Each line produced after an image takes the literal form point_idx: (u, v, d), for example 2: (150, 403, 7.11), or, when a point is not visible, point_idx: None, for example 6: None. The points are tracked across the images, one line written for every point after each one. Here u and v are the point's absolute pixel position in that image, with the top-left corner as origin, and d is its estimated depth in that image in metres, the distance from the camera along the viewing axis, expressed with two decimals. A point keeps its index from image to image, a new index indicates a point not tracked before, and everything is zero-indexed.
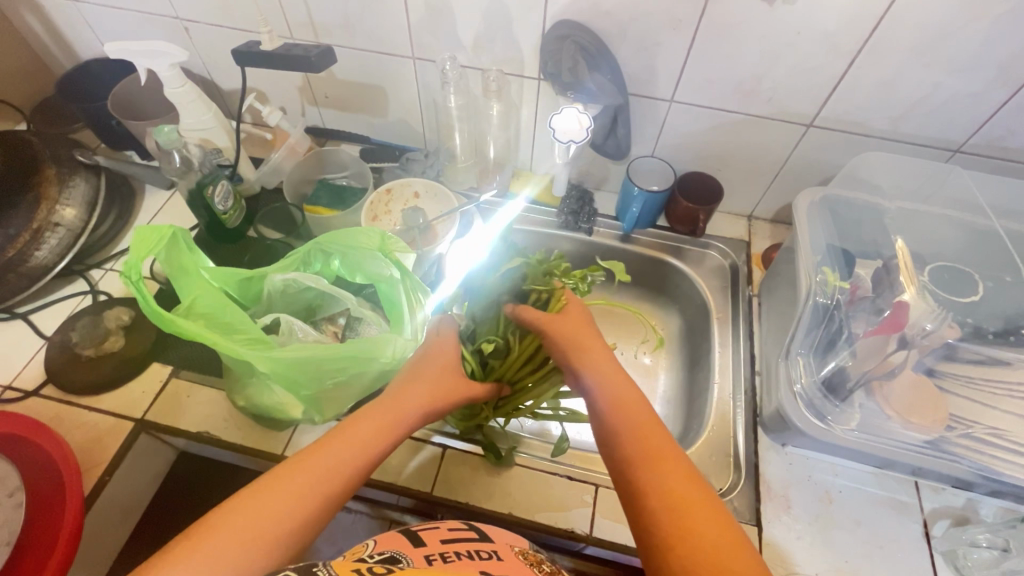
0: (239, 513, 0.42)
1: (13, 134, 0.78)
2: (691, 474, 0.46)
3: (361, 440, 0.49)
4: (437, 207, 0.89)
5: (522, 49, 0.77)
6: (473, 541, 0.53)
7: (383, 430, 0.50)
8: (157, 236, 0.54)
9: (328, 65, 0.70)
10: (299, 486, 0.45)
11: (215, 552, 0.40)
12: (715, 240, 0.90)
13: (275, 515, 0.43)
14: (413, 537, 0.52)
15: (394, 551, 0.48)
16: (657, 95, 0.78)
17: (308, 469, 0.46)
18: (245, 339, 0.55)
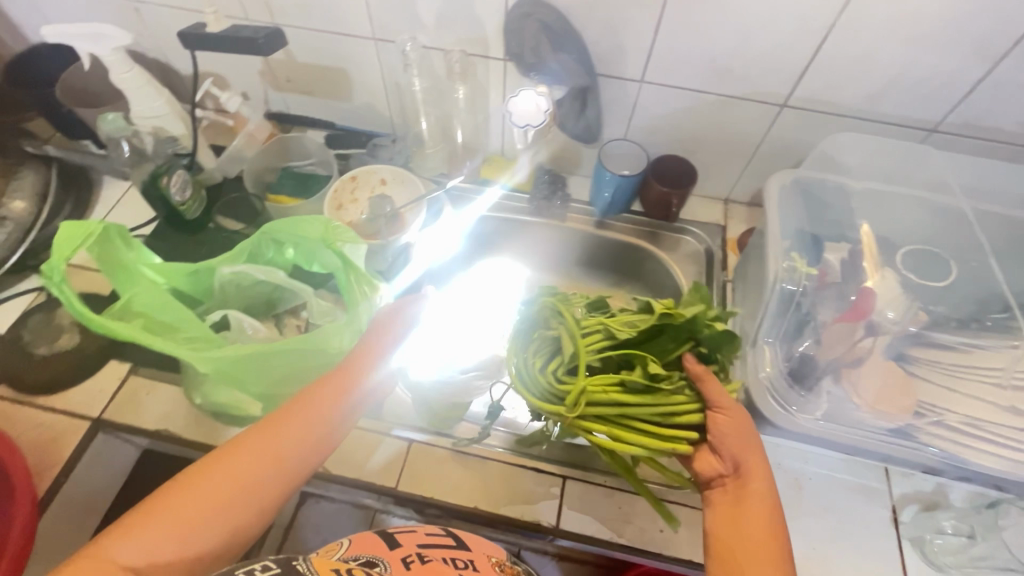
0: (182, 496, 0.43)
1: None
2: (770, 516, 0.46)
3: (308, 425, 0.49)
4: (404, 193, 0.87)
5: (485, 28, 0.74)
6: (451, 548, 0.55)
7: (331, 415, 0.50)
8: (84, 230, 0.51)
9: (279, 47, 0.67)
10: (243, 471, 0.45)
11: (154, 534, 0.41)
12: (691, 225, 0.88)
13: (214, 500, 0.44)
14: (388, 539, 0.54)
15: (370, 555, 0.50)
16: (627, 75, 0.75)
17: (252, 452, 0.46)
18: (189, 338, 0.53)
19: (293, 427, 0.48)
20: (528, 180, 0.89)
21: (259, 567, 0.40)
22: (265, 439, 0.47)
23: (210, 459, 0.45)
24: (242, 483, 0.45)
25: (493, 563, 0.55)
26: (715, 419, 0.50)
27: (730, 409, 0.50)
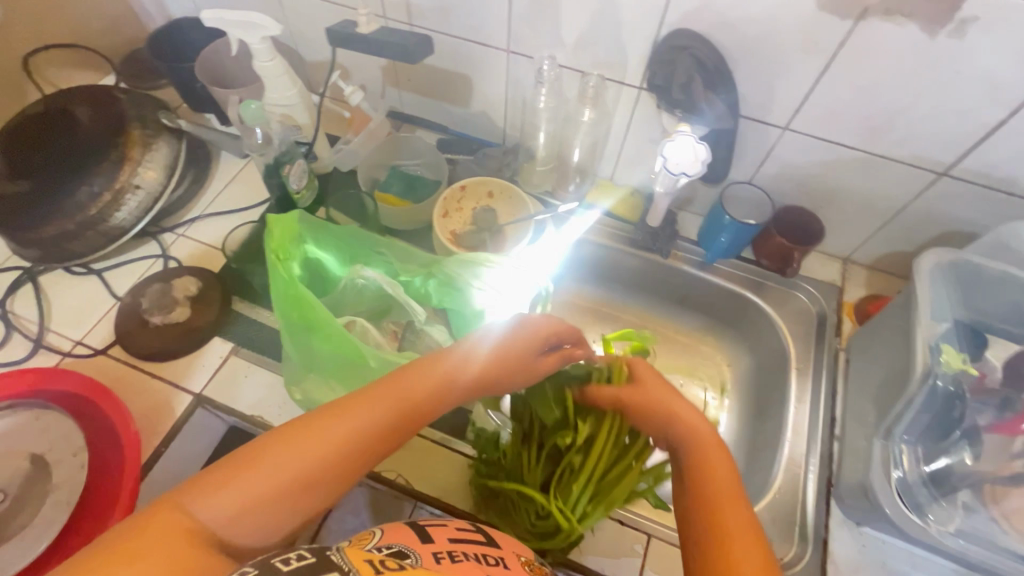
0: (250, 474, 0.40)
1: (105, 92, 0.79)
2: (748, 522, 0.44)
3: (362, 419, 0.45)
4: (510, 210, 0.85)
5: (628, 55, 0.70)
6: (480, 543, 0.50)
7: (374, 422, 0.45)
8: (287, 221, 0.66)
9: (425, 54, 0.66)
10: (310, 464, 0.42)
11: (253, 486, 0.40)
12: (805, 283, 0.83)
13: (291, 477, 0.41)
14: (419, 532, 0.48)
15: (402, 543, 0.44)
16: (770, 120, 0.71)
17: (282, 468, 0.41)
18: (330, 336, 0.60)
19: (353, 423, 0.44)
20: (655, 226, 0.83)
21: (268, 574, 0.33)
22: (342, 426, 0.44)
23: (259, 451, 0.42)
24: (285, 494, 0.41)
25: (523, 562, 0.52)
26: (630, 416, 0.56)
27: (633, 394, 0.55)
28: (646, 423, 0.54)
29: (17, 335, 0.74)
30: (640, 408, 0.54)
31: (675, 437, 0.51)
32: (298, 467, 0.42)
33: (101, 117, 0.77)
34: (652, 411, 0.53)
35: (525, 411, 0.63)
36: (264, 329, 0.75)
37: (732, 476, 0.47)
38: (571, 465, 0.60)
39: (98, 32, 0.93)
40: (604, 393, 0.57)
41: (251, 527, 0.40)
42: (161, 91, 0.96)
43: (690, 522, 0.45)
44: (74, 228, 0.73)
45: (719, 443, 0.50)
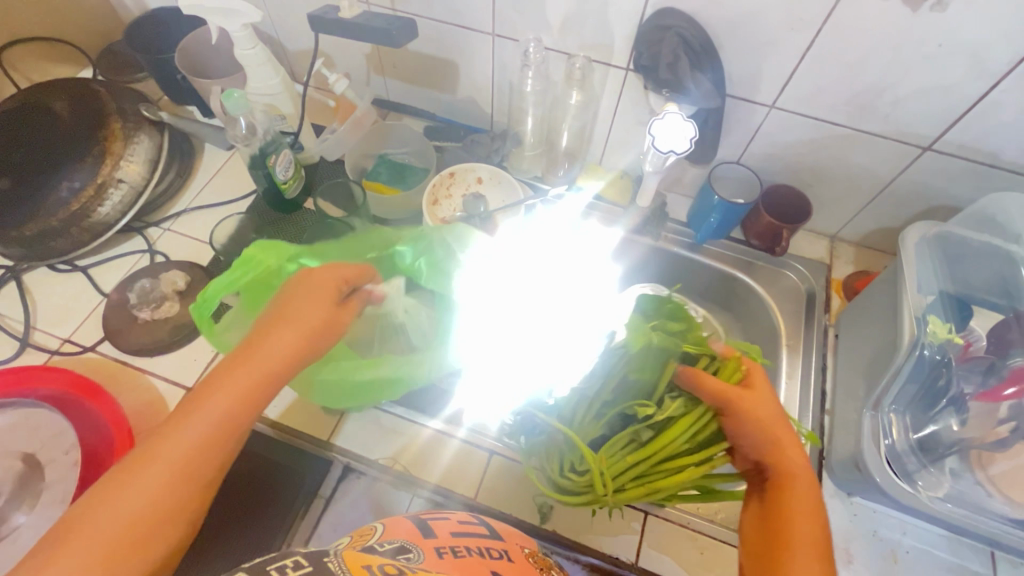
0: (113, 500, 0.40)
1: (83, 85, 0.78)
2: (819, 538, 0.46)
3: (220, 396, 0.44)
4: (500, 196, 0.86)
5: (614, 36, 0.70)
6: (485, 537, 0.52)
7: (236, 394, 0.44)
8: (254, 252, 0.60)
9: (410, 39, 0.65)
10: (179, 455, 0.42)
11: (127, 505, 0.40)
12: (794, 261, 0.84)
13: (157, 477, 0.41)
14: (422, 528, 0.50)
15: (403, 539, 0.46)
16: (757, 98, 0.71)
17: (158, 477, 0.41)
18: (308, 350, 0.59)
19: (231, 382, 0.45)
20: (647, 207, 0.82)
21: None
22: (202, 409, 0.43)
23: (124, 475, 0.41)
24: (168, 497, 0.41)
25: (527, 556, 0.53)
26: (724, 421, 0.53)
27: (733, 402, 0.52)
28: (745, 431, 0.52)
29: (3, 335, 0.73)
30: (740, 424, 0.52)
31: (761, 449, 0.51)
32: (190, 438, 0.42)
33: (80, 111, 0.76)
34: (752, 429, 0.51)
35: (605, 371, 0.59)
36: None
37: (807, 480, 0.49)
38: (642, 438, 0.57)
39: (73, 25, 0.92)
40: (707, 383, 0.53)
41: (188, 477, 0.42)
42: (140, 85, 0.94)
43: (766, 533, 0.48)
44: (57, 225, 0.72)
45: (793, 441, 0.51)
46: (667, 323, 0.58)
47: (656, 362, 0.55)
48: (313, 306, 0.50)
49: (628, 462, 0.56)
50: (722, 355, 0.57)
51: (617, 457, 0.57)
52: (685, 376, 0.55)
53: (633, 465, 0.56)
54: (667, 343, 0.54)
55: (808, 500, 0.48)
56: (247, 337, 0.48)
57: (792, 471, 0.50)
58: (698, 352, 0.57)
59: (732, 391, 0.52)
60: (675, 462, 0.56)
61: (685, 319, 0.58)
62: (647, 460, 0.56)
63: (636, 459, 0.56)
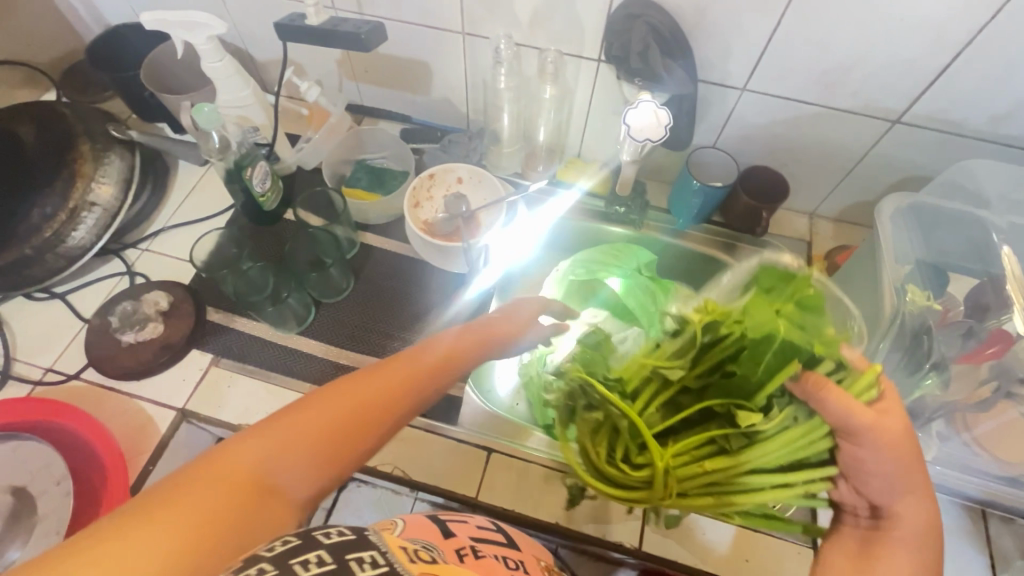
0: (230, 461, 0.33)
1: (46, 108, 0.76)
2: None
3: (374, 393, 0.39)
4: (480, 194, 0.86)
5: (585, 28, 0.70)
6: (502, 545, 0.52)
7: (387, 392, 0.40)
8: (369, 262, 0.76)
9: (380, 43, 0.65)
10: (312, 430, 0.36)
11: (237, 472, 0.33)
12: (774, 239, 0.85)
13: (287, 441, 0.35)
14: (441, 525, 0.50)
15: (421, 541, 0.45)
16: (728, 82, 0.72)
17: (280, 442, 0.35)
18: None
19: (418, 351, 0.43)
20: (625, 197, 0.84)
21: (315, 557, 0.28)
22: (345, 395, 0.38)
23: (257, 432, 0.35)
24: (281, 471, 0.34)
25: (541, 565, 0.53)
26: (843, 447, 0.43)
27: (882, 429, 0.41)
28: (874, 471, 0.42)
29: None
30: (870, 467, 0.42)
31: (888, 499, 0.42)
32: (375, 385, 0.39)
33: (47, 135, 0.74)
34: (876, 471, 0.42)
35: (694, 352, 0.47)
36: (243, 336, 0.74)
37: (920, 520, 0.41)
38: (736, 446, 0.45)
39: (31, 46, 0.89)
40: (855, 405, 0.41)
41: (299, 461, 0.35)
42: (107, 103, 0.92)
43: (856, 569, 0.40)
44: (31, 252, 0.70)
45: (915, 498, 0.41)
46: (801, 313, 0.44)
47: (776, 359, 0.42)
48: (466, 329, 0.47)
49: (706, 467, 0.44)
50: (855, 365, 0.45)
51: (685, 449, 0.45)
52: (810, 385, 0.43)
53: (708, 472, 0.44)
54: (795, 338, 0.42)
55: (920, 556, 0.40)
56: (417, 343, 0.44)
57: (910, 516, 0.41)
58: (827, 355, 0.43)
59: (874, 419, 0.41)
60: (769, 476, 0.44)
61: (817, 308, 0.44)
62: (723, 471, 0.44)
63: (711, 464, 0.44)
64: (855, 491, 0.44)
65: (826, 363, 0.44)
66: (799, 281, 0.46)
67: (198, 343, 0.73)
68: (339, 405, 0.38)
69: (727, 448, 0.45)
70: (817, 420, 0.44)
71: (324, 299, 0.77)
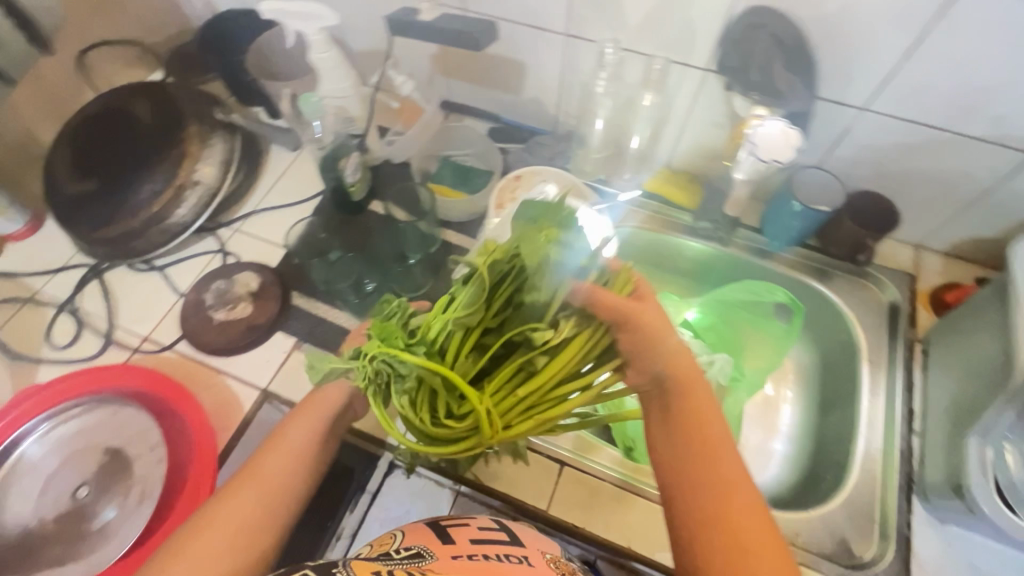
0: (213, 521, 0.46)
1: (160, 89, 0.79)
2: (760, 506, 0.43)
3: (282, 457, 0.51)
4: (566, 199, 0.83)
5: (698, 37, 0.67)
6: (504, 543, 0.51)
7: (272, 457, 0.51)
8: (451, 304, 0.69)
9: (490, 42, 0.64)
10: (260, 489, 0.49)
11: (215, 528, 0.46)
12: (875, 271, 0.80)
13: (255, 506, 0.48)
14: (440, 531, 0.52)
15: (420, 546, 0.48)
16: (849, 101, 0.67)
17: (237, 511, 0.47)
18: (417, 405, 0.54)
19: (300, 418, 0.54)
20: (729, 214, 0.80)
21: None
22: (257, 470, 0.50)
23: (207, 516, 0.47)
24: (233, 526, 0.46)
25: (548, 560, 0.51)
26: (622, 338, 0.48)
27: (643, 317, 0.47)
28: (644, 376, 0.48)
29: (88, 332, 0.75)
30: (685, 392, 0.47)
31: (673, 412, 0.47)
32: (268, 470, 0.50)
33: (160, 114, 0.77)
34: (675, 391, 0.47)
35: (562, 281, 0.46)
36: (325, 323, 0.75)
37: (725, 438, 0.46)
38: (524, 364, 0.48)
39: (144, 27, 0.93)
40: (610, 305, 0.47)
41: (250, 522, 0.47)
42: (208, 85, 0.95)
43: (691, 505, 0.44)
44: (138, 226, 0.74)
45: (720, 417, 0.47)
46: (557, 231, 0.47)
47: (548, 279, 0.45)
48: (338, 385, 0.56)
49: (520, 397, 0.47)
50: (611, 268, 0.52)
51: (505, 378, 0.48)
52: (584, 296, 0.47)
53: (521, 399, 0.47)
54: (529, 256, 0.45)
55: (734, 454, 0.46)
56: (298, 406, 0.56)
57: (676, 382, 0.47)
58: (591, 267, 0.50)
59: (652, 315, 0.48)
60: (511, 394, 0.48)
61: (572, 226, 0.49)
62: (535, 391, 0.48)
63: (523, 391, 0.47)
64: (637, 369, 0.49)
65: (593, 278, 0.50)
66: (555, 207, 0.49)
67: (283, 326, 0.75)
68: (258, 477, 0.50)
69: (527, 368, 0.48)
70: (550, 307, 0.46)
71: (403, 293, 0.76)
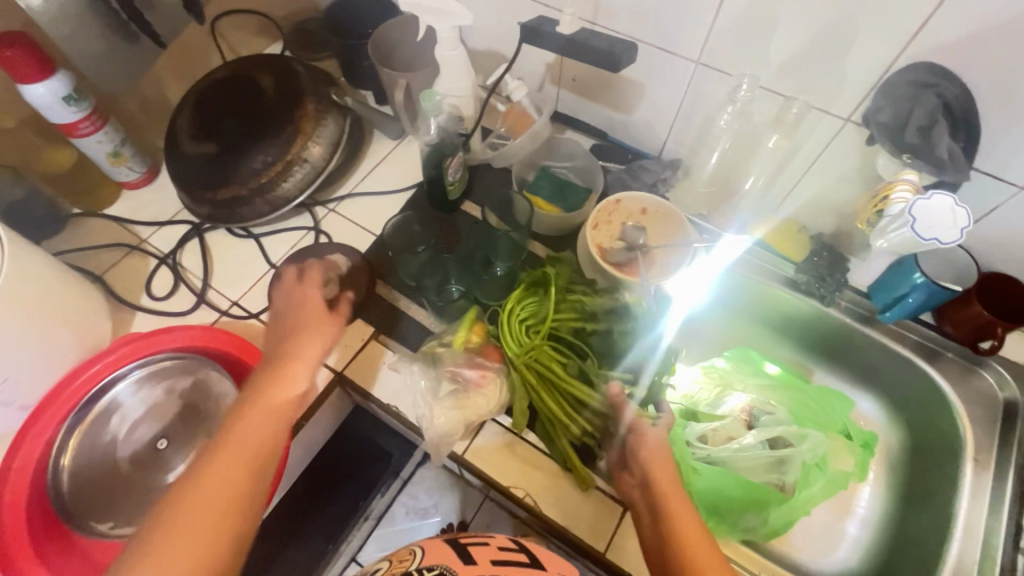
0: (185, 517, 0.42)
1: (284, 63, 0.81)
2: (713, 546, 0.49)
3: (248, 442, 0.48)
4: (663, 231, 0.79)
5: (847, 85, 0.63)
6: (524, 565, 0.50)
7: (242, 447, 0.47)
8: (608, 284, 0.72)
9: (627, 63, 0.62)
10: (230, 483, 0.45)
11: (186, 529, 0.42)
12: (995, 362, 0.72)
13: (226, 502, 0.44)
14: (460, 551, 0.51)
15: (442, 565, 0.48)
16: (1007, 176, 0.61)
17: (209, 508, 0.43)
18: (525, 331, 0.69)
19: (303, 361, 0.55)
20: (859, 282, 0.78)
21: None
22: (229, 457, 0.46)
23: (173, 513, 0.42)
24: (208, 522, 0.43)
25: None
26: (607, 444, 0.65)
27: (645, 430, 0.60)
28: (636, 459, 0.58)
29: (183, 287, 0.78)
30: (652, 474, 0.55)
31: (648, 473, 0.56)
32: (283, 397, 0.52)
33: (282, 88, 0.79)
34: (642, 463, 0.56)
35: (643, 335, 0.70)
36: (405, 317, 0.75)
37: (678, 495, 0.53)
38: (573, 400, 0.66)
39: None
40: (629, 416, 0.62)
41: (231, 513, 0.44)
42: (323, 63, 0.97)
43: (662, 557, 0.50)
44: (246, 194, 0.76)
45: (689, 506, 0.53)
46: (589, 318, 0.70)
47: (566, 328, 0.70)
48: (296, 360, 0.55)
49: (558, 407, 0.65)
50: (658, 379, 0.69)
51: (547, 404, 0.66)
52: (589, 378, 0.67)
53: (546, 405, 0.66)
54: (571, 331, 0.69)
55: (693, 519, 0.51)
56: (252, 390, 0.52)
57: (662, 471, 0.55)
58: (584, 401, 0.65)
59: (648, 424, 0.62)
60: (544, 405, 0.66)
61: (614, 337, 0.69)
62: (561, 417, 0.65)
63: (553, 401, 0.66)
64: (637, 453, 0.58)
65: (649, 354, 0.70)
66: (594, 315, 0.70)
67: (365, 314, 0.75)
68: (236, 462, 0.46)
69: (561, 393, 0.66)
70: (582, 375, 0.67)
71: (482, 300, 0.76)
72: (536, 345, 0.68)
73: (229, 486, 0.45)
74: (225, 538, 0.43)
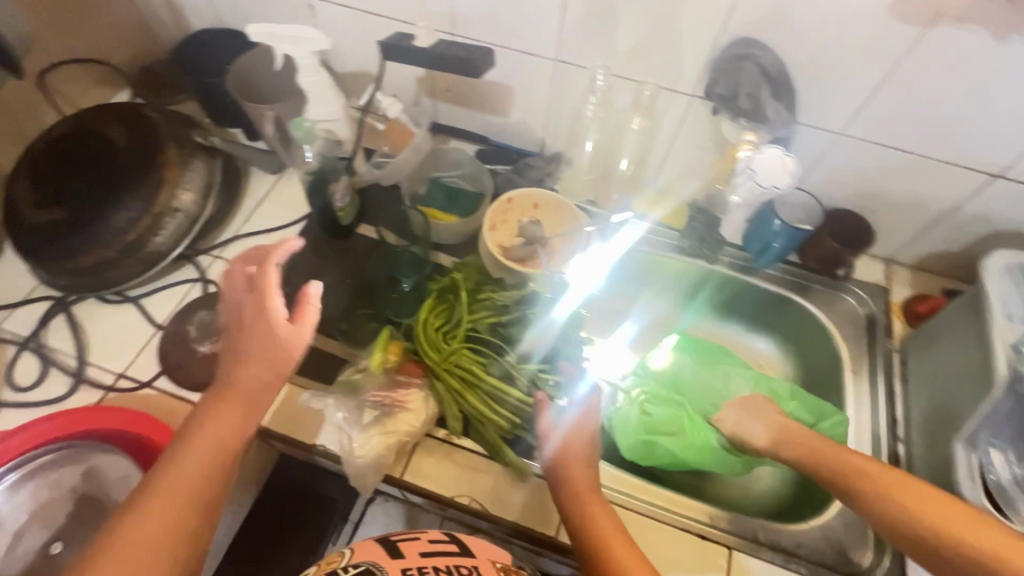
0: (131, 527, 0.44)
1: (135, 111, 0.76)
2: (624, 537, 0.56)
3: (195, 452, 0.47)
4: (556, 220, 0.83)
5: (685, 65, 0.70)
6: (452, 554, 0.52)
7: (188, 455, 0.47)
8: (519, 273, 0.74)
9: (487, 67, 0.65)
10: (177, 492, 0.45)
11: (135, 538, 0.43)
12: (853, 286, 0.83)
13: (175, 506, 0.45)
14: (389, 547, 0.51)
15: (369, 563, 0.49)
16: (826, 125, 0.71)
17: (159, 512, 0.45)
18: (440, 339, 0.69)
19: (254, 362, 0.51)
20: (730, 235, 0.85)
21: None
22: (174, 469, 0.46)
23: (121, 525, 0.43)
24: (155, 527, 0.44)
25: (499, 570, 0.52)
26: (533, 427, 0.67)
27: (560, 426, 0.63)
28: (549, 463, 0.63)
29: (54, 370, 0.70)
30: (567, 468, 0.61)
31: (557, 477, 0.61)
32: (233, 407, 0.50)
33: (135, 137, 0.73)
34: (557, 463, 0.61)
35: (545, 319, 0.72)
36: (317, 352, 0.72)
37: (593, 500, 0.59)
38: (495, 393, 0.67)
39: (110, 46, 0.88)
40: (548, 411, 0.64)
41: (182, 514, 0.45)
42: (181, 106, 0.91)
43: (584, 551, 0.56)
44: (113, 255, 0.70)
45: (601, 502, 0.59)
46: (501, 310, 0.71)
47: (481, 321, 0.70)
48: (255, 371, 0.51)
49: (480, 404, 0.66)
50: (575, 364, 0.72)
51: (472, 403, 0.66)
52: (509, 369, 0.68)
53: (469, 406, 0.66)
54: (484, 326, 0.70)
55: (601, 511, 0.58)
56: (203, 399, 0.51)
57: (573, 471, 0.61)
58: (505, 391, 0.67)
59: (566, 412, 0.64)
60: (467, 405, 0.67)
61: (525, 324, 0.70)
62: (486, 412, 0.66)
63: (475, 398, 0.66)
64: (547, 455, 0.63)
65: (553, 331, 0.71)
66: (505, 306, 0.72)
67: None
68: (185, 472, 0.46)
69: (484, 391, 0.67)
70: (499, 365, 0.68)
71: (394, 317, 0.74)
72: (452, 346, 0.68)
73: (174, 496, 0.45)
74: (178, 538, 0.45)
